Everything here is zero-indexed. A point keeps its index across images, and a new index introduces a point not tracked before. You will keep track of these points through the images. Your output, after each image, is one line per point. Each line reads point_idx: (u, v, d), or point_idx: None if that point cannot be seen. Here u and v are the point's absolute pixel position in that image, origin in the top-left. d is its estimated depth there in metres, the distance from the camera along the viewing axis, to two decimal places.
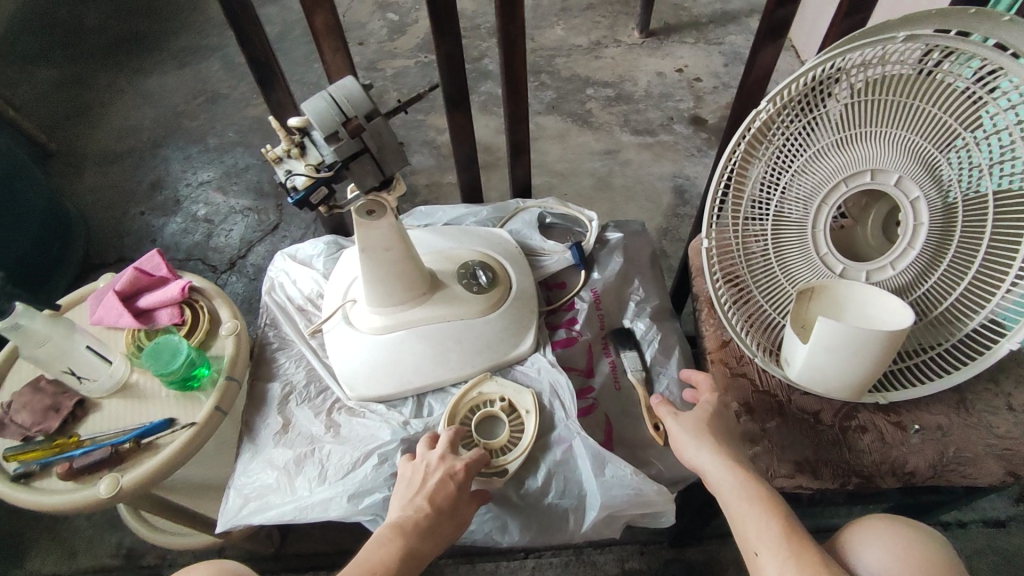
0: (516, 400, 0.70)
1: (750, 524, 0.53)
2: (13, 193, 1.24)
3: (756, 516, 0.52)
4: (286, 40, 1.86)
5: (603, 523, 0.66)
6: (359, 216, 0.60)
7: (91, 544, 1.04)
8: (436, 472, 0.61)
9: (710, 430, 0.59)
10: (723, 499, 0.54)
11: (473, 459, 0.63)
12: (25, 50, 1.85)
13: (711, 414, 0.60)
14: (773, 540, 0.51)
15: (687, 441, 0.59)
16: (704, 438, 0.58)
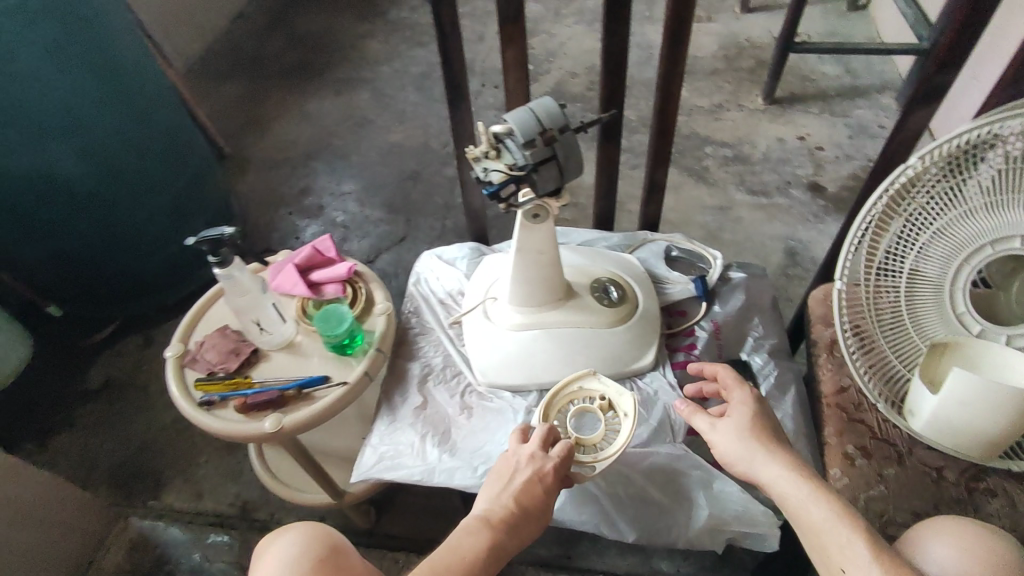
0: (618, 402, 0.71)
1: (828, 537, 0.50)
2: (198, 183, 1.45)
3: (832, 528, 0.50)
4: (430, 78, 2.07)
5: (706, 537, 0.69)
6: (525, 219, 0.69)
7: (215, 490, 1.18)
8: (524, 471, 0.63)
9: (751, 434, 0.59)
10: (791, 510, 0.53)
11: (564, 456, 0.63)
12: (215, 69, 2.17)
13: (749, 418, 0.61)
14: (862, 554, 0.48)
15: (736, 452, 0.59)
16: (746, 445, 0.58)
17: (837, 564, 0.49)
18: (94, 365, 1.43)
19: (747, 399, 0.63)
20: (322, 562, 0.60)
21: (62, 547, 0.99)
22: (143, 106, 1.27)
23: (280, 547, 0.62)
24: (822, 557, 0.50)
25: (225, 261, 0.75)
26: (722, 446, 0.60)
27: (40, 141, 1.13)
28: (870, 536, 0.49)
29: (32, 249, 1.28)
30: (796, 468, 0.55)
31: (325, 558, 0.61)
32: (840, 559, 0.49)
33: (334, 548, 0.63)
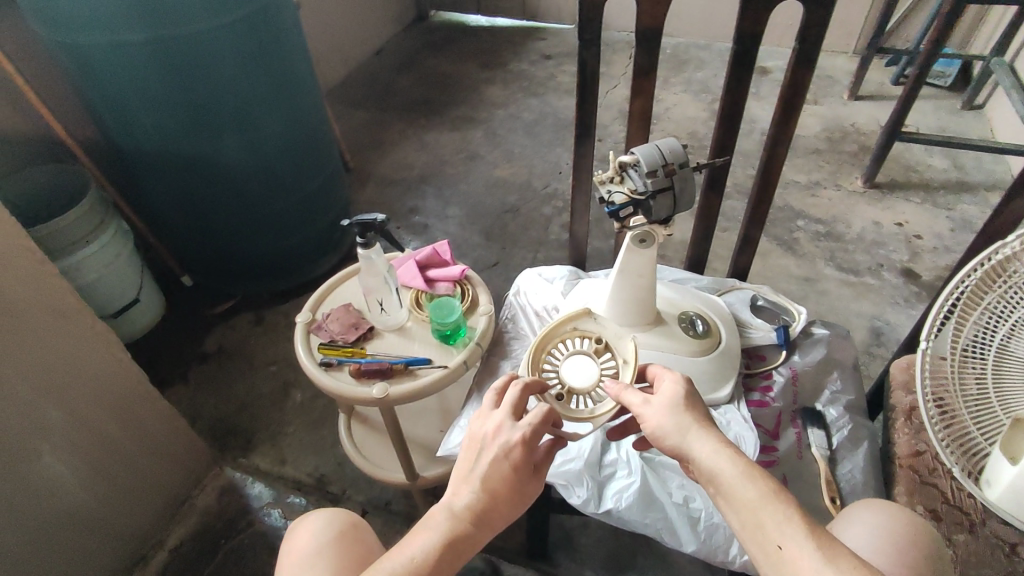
0: (615, 346, 0.81)
1: (763, 514, 0.50)
2: (328, 188, 1.65)
3: (767, 505, 0.50)
4: (540, 126, 2.24)
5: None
6: (632, 242, 0.78)
7: (298, 458, 1.28)
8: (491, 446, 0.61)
9: (681, 411, 0.60)
10: (725, 487, 0.53)
11: (533, 427, 0.61)
12: (352, 96, 2.43)
13: (683, 395, 0.61)
14: (798, 531, 0.48)
15: (670, 427, 0.58)
16: (679, 419, 0.59)
17: (773, 540, 0.49)
18: (211, 332, 1.61)
19: (679, 379, 0.64)
20: (343, 534, 0.65)
21: (169, 479, 1.11)
22: (301, 116, 1.46)
23: (311, 518, 0.67)
24: (756, 534, 0.50)
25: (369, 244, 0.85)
26: (656, 423, 0.60)
27: (216, 133, 1.32)
28: (803, 514, 0.50)
29: (186, 221, 1.49)
30: (728, 445, 0.56)
31: (347, 531, 0.66)
32: (775, 535, 0.49)
33: (355, 525, 0.68)
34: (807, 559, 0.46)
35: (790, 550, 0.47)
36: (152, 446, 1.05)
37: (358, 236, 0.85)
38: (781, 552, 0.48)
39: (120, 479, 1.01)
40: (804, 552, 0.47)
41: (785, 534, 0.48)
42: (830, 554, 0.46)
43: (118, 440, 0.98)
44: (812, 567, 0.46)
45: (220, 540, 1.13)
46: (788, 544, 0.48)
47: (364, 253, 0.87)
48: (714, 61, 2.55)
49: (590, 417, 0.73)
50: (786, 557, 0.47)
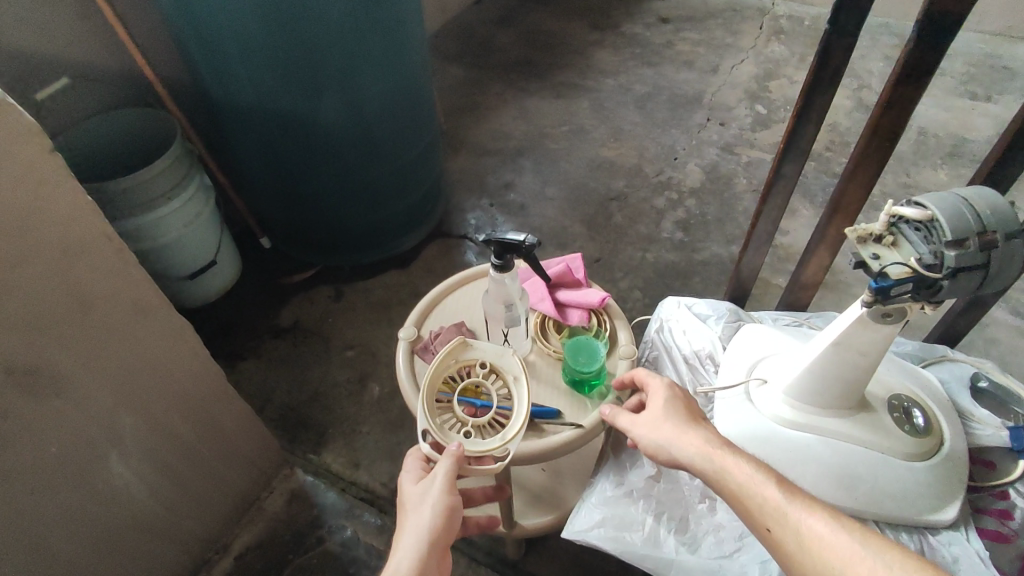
0: (500, 363, 0.72)
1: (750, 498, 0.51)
2: (426, 159, 1.48)
3: (749, 478, 0.52)
4: (654, 101, 1.99)
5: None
6: (870, 316, 0.56)
7: (373, 464, 1.17)
8: (412, 506, 0.61)
9: (668, 417, 0.60)
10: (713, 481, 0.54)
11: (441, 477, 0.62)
12: (448, 49, 2.23)
13: (668, 401, 0.62)
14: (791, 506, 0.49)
15: (661, 435, 0.59)
16: (667, 429, 0.59)
17: (762, 522, 0.50)
18: (286, 304, 1.50)
19: (658, 385, 0.65)
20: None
21: (238, 481, 1.00)
22: (409, 77, 1.28)
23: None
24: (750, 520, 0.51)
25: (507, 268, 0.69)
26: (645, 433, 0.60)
27: (317, 90, 1.16)
28: (771, 471, 0.52)
29: (273, 183, 1.36)
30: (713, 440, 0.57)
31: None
32: (763, 516, 0.50)
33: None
34: (792, 534, 0.48)
35: (777, 529, 0.48)
36: (222, 447, 0.94)
37: (495, 257, 0.69)
38: (770, 532, 0.49)
39: (190, 483, 0.91)
40: (788, 523, 0.48)
41: (774, 517, 0.49)
42: (809, 515, 0.48)
43: (189, 443, 0.87)
44: (800, 541, 0.47)
45: (287, 557, 1.03)
46: (775, 523, 0.49)
47: (497, 276, 0.70)
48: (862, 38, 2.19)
49: (501, 444, 0.64)
50: (776, 532, 0.49)
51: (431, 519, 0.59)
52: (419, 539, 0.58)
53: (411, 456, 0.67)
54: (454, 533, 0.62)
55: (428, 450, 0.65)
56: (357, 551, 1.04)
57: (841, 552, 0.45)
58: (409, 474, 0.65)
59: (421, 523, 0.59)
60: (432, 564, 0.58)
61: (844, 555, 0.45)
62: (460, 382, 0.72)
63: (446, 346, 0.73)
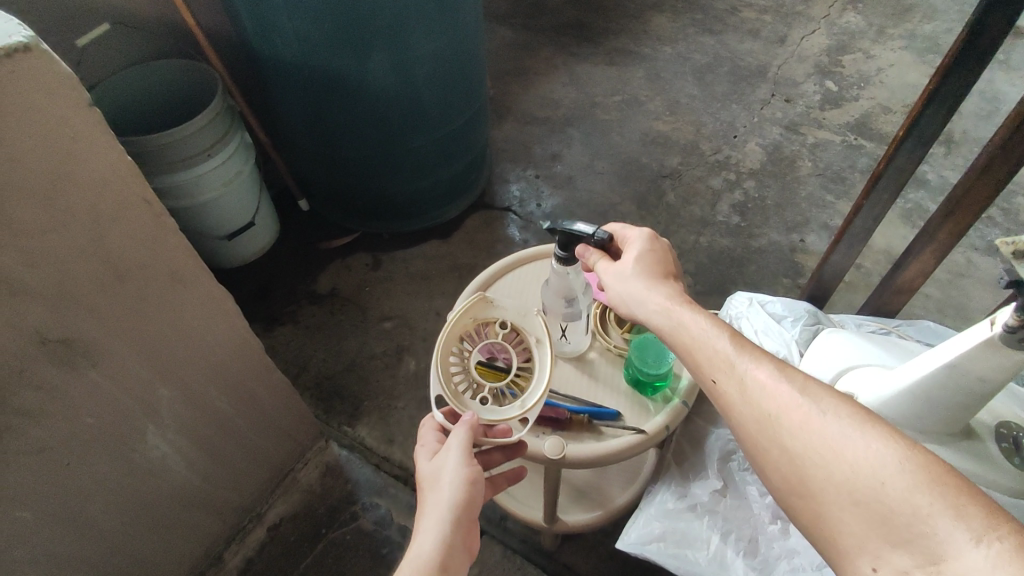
0: (523, 323, 0.67)
1: (700, 352, 0.50)
2: (474, 126, 1.41)
3: (703, 335, 0.50)
4: (714, 73, 1.87)
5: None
6: (1002, 340, 0.49)
7: (408, 441, 1.14)
8: (430, 484, 0.55)
9: (636, 274, 0.58)
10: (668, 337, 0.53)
11: (457, 447, 0.56)
12: (497, 9, 2.12)
13: (640, 256, 0.59)
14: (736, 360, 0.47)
15: (626, 293, 0.58)
16: (635, 285, 0.57)
17: (709, 376, 0.48)
18: (324, 269, 1.47)
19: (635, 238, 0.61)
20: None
21: (274, 452, 0.98)
22: (462, 37, 1.20)
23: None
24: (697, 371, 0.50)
25: (570, 259, 0.63)
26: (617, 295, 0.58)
27: (365, 48, 1.09)
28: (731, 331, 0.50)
29: (315, 145, 1.31)
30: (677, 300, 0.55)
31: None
32: (709, 369, 0.48)
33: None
34: (736, 384, 0.46)
35: (722, 381, 0.47)
36: (258, 419, 0.91)
37: (559, 248, 0.63)
38: (717, 383, 0.48)
39: (225, 454, 0.88)
40: (733, 375, 0.47)
41: (720, 368, 0.48)
42: (757, 366, 0.46)
43: (225, 415, 0.85)
44: (739, 391, 0.46)
45: (320, 531, 1.01)
46: (721, 375, 0.47)
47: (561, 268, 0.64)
48: (950, 11, 2.00)
49: (519, 413, 0.62)
50: (722, 385, 0.47)
51: (452, 493, 0.53)
52: (443, 517, 0.51)
53: (426, 428, 0.61)
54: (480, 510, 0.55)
55: (442, 419, 0.61)
56: (390, 531, 1.01)
57: (781, 397, 0.43)
58: (425, 450, 0.59)
59: (442, 498, 0.53)
60: (458, 540, 0.51)
61: (783, 401, 0.43)
62: (479, 341, 0.67)
63: (462, 304, 0.67)
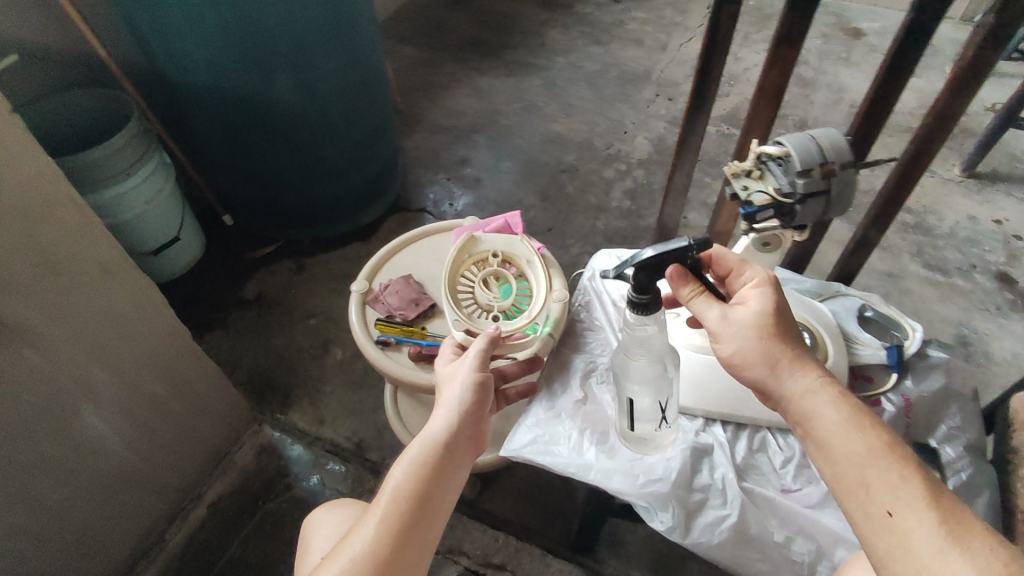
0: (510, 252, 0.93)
1: (871, 469, 0.51)
2: (380, 135, 1.54)
3: (874, 462, 0.51)
4: (602, 78, 2.08)
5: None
6: (752, 245, 0.65)
7: (337, 421, 1.24)
8: (445, 385, 0.67)
9: (762, 331, 0.59)
10: (823, 431, 0.54)
11: (475, 359, 0.68)
12: (403, 31, 2.28)
13: (764, 310, 0.60)
14: (914, 498, 0.48)
15: (753, 354, 0.58)
16: (759, 346, 0.58)
17: (881, 504, 0.49)
18: (250, 277, 1.55)
19: (760, 282, 0.62)
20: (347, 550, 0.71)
21: (210, 435, 1.07)
22: (358, 55, 1.33)
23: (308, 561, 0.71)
24: (864, 496, 0.50)
25: (649, 306, 0.59)
26: (738, 348, 0.59)
27: (270, 69, 1.21)
28: (920, 477, 0.49)
29: (232, 160, 1.41)
30: (832, 389, 0.56)
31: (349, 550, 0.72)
32: (884, 501, 0.49)
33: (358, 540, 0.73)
34: (922, 527, 0.46)
35: (901, 514, 0.47)
36: (193, 402, 1.00)
37: (636, 291, 0.58)
38: (893, 518, 0.48)
39: (163, 436, 0.97)
40: (917, 518, 0.47)
41: (901, 501, 0.48)
42: (965, 535, 0.45)
43: (162, 398, 0.94)
44: (929, 542, 0.45)
45: (257, 502, 1.10)
46: (901, 508, 0.48)
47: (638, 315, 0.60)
48: (801, 16, 2.30)
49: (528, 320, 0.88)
50: (889, 509, 0.48)
51: (462, 395, 0.64)
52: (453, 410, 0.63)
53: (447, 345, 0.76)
54: (486, 412, 0.66)
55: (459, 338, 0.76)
56: (323, 497, 1.12)
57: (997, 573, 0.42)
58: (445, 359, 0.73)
59: (451, 397, 0.64)
60: (464, 430, 0.62)
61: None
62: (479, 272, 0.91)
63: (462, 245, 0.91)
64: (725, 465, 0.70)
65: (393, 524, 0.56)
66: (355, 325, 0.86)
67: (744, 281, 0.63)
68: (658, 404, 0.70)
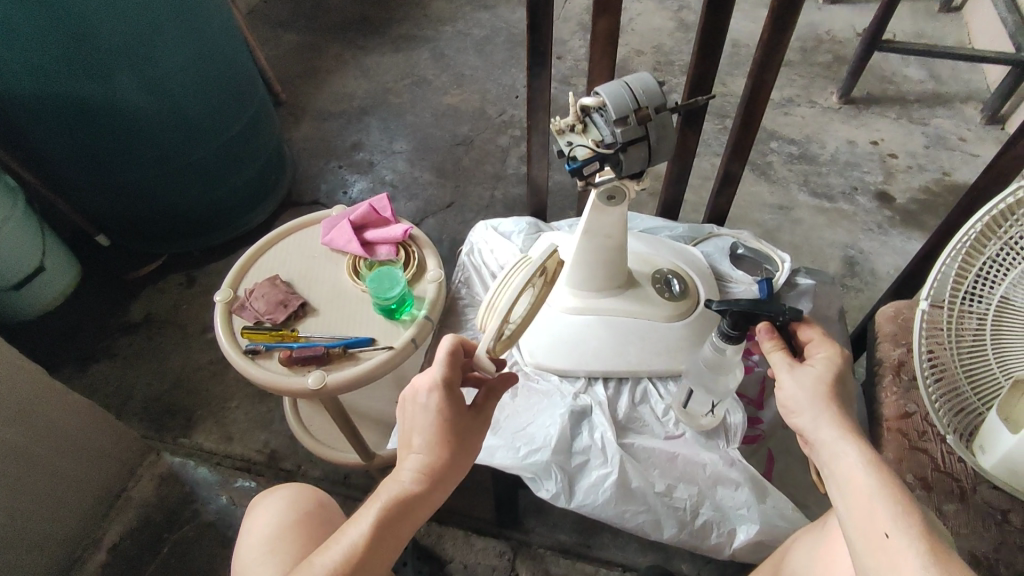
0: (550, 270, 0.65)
1: (876, 501, 0.48)
2: (257, 133, 1.46)
3: (881, 495, 0.48)
4: (490, 44, 2.03)
5: (750, 551, 0.73)
6: (599, 200, 0.69)
7: (245, 435, 1.18)
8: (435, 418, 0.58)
9: (824, 393, 0.57)
10: (837, 467, 0.52)
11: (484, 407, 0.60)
12: (277, 15, 2.15)
13: (828, 377, 0.58)
14: (910, 521, 0.46)
15: (807, 405, 0.57)
16: (820, 403, 0.56)
17: (878, 527, 0.47)
18: (135, 299, 1.45)
19: (829, 352, 0.60)
20: (308, 513, 0.71)
21: (95, 474, 1.00)
22: (209, 42, 1.24)
23: (270, 501, 0.72)
24: (864, 519, 0.48)
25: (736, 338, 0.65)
26: (795, 394, 0.58)
27: (106, 68, 1.09)
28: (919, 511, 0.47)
29: (86, 178, 1.26)
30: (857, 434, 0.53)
31: (312, 511, 0.71)
32: (883, 523, 0.47)
33: (320, 504, 0.73)
34: (914, 552, 0.44)
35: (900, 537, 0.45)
36: (63, 445, 0.92)
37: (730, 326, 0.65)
38: (889, 540, 0.46)
39: (33, 486, 0.89)
40: (913, 545, 0.44)
41: (898, 524, 0.46)
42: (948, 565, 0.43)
43: (21, 444, 0.86)
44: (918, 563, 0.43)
45: (164, 535, 1.05)
46: (897, 532, 0.46)
47: (720, 342, 0.67)
48: None
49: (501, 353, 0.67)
50: (883, 538, 0.46)
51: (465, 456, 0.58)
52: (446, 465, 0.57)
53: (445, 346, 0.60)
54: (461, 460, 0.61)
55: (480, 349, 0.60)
56: (232, 516, 1.08)
57: None
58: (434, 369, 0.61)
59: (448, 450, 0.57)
60: (451, 474, 0.57)
61: None
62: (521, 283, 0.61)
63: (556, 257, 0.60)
64: (604, 425, 0.77)
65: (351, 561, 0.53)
66: (220, 336, 0.80)
67: (816, 351, 0.61)
68: (709, 401, 0.75)
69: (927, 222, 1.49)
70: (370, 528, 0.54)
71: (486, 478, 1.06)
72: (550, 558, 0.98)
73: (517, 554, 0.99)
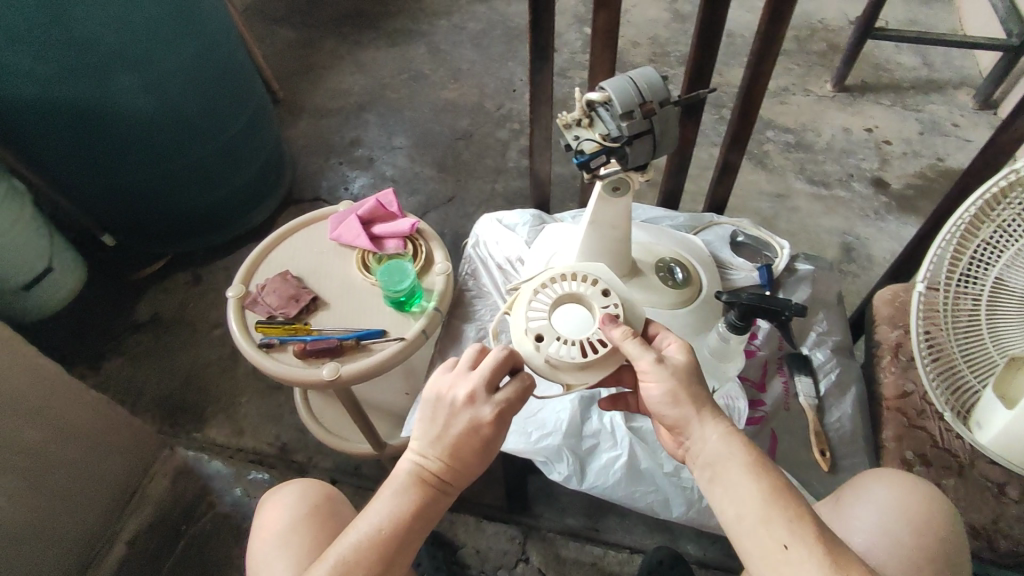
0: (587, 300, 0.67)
1: (767, 512, 0.49)
2: (257, 132, 1.47)
3: (774, 506, 0.49)
4: (486, 37, 2.03)
5: None
6: (604, 191, 0.72)
7: (257, 429, 1.20)
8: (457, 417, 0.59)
9: (688, 383, 0.56)
10: (723, 475, 0.52)
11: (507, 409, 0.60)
12: (273, 11, 2.14)
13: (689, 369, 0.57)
14: (810, 530, 0.48)
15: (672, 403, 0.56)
16: (683, 397, 0.56)
17: (777, 538, 0.48)
18: (141, 297, 1.46)
19: (681, 345, 0.60)
20: (317, 508, 0.72)
21: (113, 470, 1.02)
22: (207, 43, 1.24)
23: (279, 496, 0.74)
24: (760, 532, 0.49)
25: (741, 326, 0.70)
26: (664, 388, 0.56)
27: (107, 71, 1.10)
28: (810, 513, 0.49)
29: (91, 182, 1.28)
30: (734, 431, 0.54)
31: (320, 504, 0.73)
32: (780, 534, 0.48)
33: (328, 496, 0.75)
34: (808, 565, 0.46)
35: (797, 548, 0.47)
36: (80, 440, 0.94)
37: (735, 318, 0.70)
38: (788, 552, 0.48)
39: (53, 484, 0.91)
40: (808, 558, 0.47)
41: (795, 536, 0.48)
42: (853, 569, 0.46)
43: (41, 443, 0.88)
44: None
45: (181, 529, 1.09)
46: (796, 543, 0.48)
47: (726, 330, 0.73)
48: None
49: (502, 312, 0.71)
50: (776, 540, 0.48)
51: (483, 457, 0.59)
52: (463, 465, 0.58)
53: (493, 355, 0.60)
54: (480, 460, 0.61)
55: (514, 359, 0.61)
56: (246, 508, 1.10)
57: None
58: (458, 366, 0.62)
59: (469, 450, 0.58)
60: (468, 479, 0.60)
61: None
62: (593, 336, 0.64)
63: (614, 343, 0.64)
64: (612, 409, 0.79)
65: (372, 555, 0.54)
66: (234, 331, 0.82)
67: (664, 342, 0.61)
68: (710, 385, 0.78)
69: (922, 207, 1.51)
70: (390, 526, 0.56)
71: (495, 466, 1.08)
72: (558, 542, 1.01)
73: (527, 539, 1.01)
